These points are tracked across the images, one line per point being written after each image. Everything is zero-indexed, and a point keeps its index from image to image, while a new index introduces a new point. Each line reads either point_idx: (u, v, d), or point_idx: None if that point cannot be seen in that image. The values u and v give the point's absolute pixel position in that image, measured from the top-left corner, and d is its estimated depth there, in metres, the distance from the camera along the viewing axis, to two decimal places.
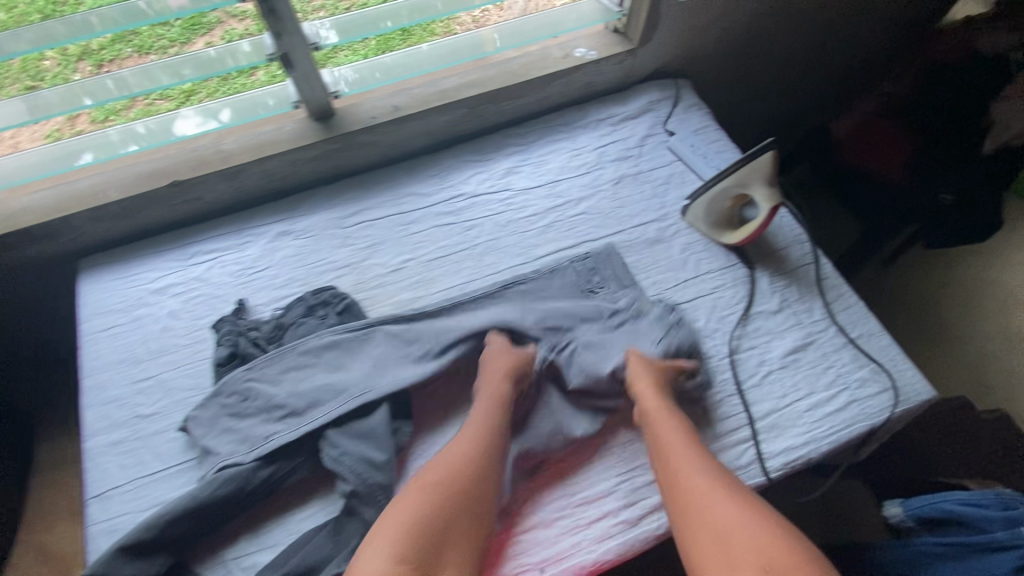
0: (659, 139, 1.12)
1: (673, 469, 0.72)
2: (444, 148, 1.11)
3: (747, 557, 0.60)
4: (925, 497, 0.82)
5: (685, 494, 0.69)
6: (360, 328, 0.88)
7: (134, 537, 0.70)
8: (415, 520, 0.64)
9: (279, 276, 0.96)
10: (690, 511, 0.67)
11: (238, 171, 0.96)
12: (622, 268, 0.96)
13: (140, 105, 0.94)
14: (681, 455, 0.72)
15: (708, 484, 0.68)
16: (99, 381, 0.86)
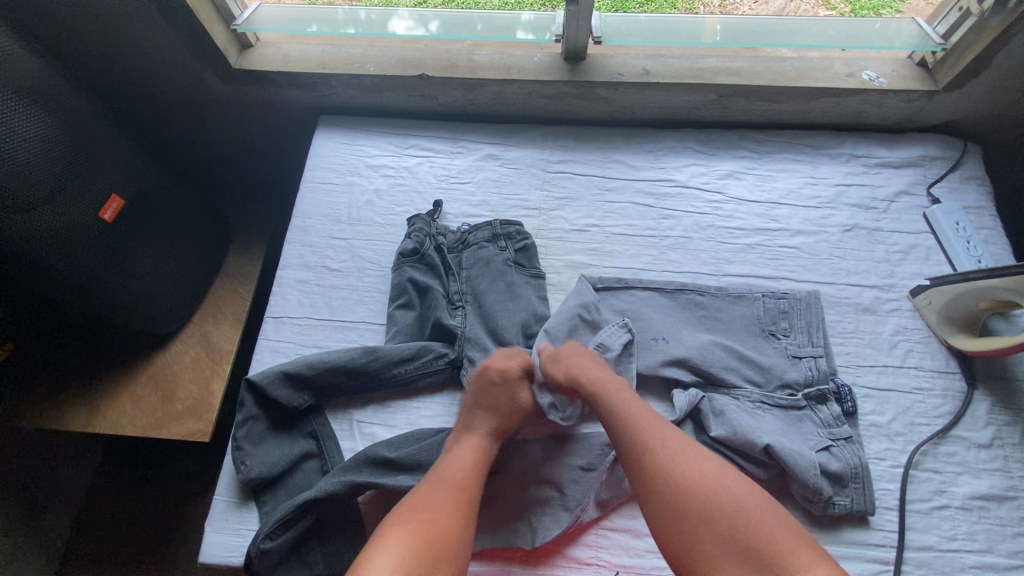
0: (916, 201, 0.96)
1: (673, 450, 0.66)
2: (673, 128, 1.05)
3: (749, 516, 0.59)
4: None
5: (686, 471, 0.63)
6: (534, 278, 0.91)
7: (300, 367, 0.80)
8: (416, 535, 0.59)
9: (474, 195, 1.00)
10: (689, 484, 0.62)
11: (479, 85, 0.99)
12: (805, 325, 0.85)
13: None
14: (671, 453, 0.65)
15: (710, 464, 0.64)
16: (304, 226, 0.96)
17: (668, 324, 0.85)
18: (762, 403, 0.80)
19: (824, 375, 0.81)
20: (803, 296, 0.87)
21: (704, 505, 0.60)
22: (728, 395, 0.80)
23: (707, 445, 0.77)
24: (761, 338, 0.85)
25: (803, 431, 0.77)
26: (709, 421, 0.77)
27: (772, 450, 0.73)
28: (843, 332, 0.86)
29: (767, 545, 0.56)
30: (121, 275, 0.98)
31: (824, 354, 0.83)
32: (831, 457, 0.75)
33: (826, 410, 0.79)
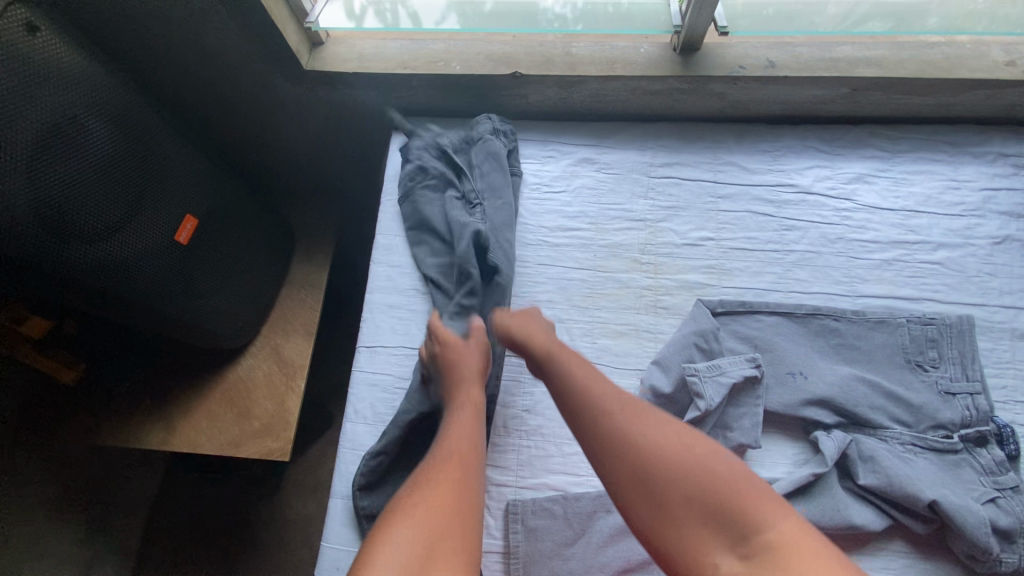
0: None
1: (621, 417, 0.60)
2: (790, 124, 0.94)
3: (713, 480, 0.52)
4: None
5: (639, 437, 0.58)
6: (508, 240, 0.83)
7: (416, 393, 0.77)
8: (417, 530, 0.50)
9: (571, 205, 0.91)
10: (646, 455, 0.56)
11: (578, 82, 0.88)
12: (957, 356, 0.77)
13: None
14: (611, 413, 0.61)
15: (674, 431, 0.59)
16: (390, 243, 0.89)
17: (800, 356, 0.78)
18: (913, 445, 0.72)
19: (982, 414, 0.73)
20: (952, 323, 0.78)
21: (661, 464, 0.55)
22: (875, 438, 0.72)
23: (854, 494, 0.70)
24: (905, 371, 0.77)
25: (964, 478, 0.70)
26: (858, 469, 0.70)
27: (938, 506, 0.66)
28: (999, 363, 0.77)
29: (734, 497, 0.51)
30: (197, 297, 0.93)
31: (981, 389, 0.75)
32: (999, 510, 0.68)
33: (989, 454, 0.71)
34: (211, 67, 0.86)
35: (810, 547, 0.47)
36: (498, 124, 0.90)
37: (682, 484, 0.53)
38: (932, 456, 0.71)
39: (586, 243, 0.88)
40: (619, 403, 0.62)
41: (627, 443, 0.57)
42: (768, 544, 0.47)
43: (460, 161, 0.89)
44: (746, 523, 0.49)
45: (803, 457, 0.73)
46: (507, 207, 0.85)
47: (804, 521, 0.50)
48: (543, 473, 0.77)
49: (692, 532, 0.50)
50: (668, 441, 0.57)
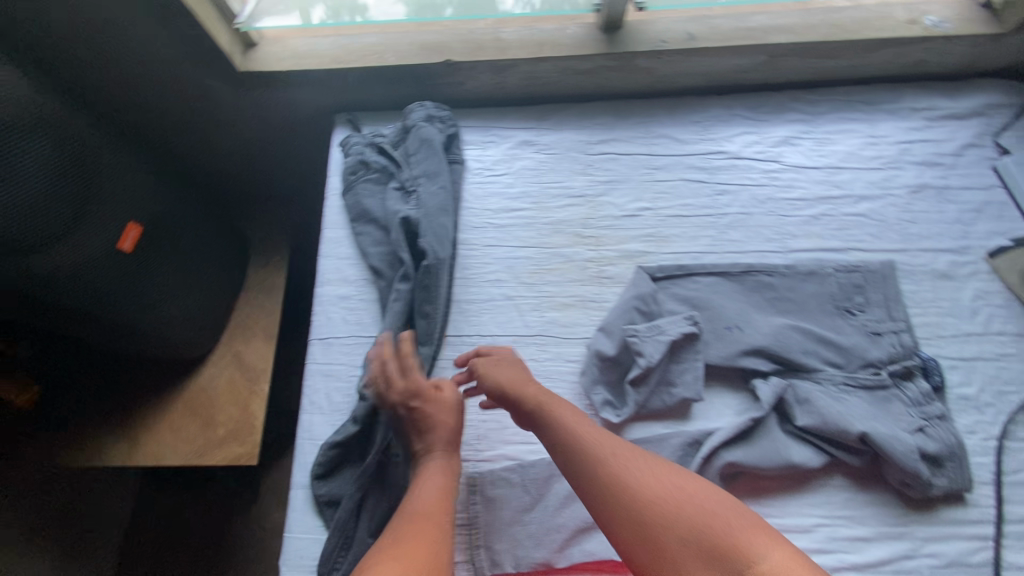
0: (985, 154, 0.91)
1: (616, 460, 0.60)
2: (718, 94, 0.98)
3: (706, 521, 0.52)
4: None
5: (632, 480, 0.58)
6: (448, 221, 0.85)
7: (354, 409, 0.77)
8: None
9: (513, 186, 0.93)
10: (640, 499, 0.56)
11: (509, 66, 0.91)
12: (881, 298, 0.81)
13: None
14: (610, 459, 0.61)
15: (669, 473, 0.58)
16: (337, 237, 0.90)
17: (737, 311, 0.81)
18: (846, 385, 0.76)
19: (906, 350, 0.78)
20: (875, 269, 0.83)
21: (654, 509, 0.55)
22: (810, 382, 0.76)
23: (793, 435, 0.74)
24: (835, 316, 0.81)
25: (894, 412, 0.74)
26: (795, 412, 0.74)
27: (869, 438, 0.70)
28: (921, 303, 0.82)
29: (725, 537, 0.50)
30: (147, 305, 0.93)
31: (905, 328, 0.79)
32: (926, 438, 0.72)
33: (914, 387, 0.76)
34: (143, 76, 0.87)
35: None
36: (434, 113, 0.92)
37: (676, 528, 0.52)
38: (863, 393, 0.75)
39: (529, 222, 0.91)
40: (612, 447, 0.62)
41: (620, 486, 0.57)
42: None
43: (398, 153, 0.90)
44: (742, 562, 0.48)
45: (745, 406, 0.77)
46: (443, 193, 0.86)
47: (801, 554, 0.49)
48: (500, 445, 0.79)
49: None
50: (659, 484, 0.57)
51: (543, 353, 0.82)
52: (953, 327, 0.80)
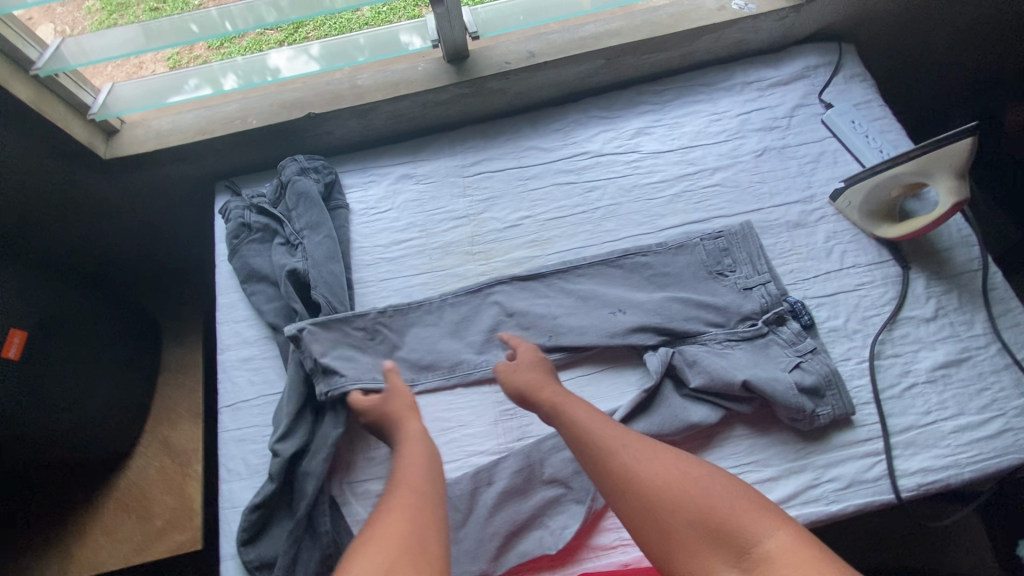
0: (812, 110, 1.01)
1: (630, 449, 0.66)
2: (573, 101, 1.05)
3: (704, 502, 0.59)
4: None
5: (645, 467, 0.64)
6: (337, 266, 0.88)
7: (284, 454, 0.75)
8: (389, 546, 0.55)
9: (398, 219, 0.96)
10: (653, 484, 0.62)
11: (370, 109, 0.96)
12: (748, 256, 0.88)
13: (250, 36, 0.95)
14: (614, 450, 0.66)
15: (676, 460, 0.64)
16: (233, 301, 0.91)
17: (622, 295, 0.87)
18: (729, 340, 0.82)
19: (776, 298, 0.85)
20: (738, 230, 0.90)
21: (657, 494, 0.61)
22: (697, 344, 0.82)
23: (690, 397, 0.79)
24: (709, 281, 0.87)
25: (773, 356, 0.80)
26: (686, 375, 0.79)
27: (751, 386, 0.76)
28: (784, 252, 0.90)
29: (727, 517, 0.57)
30: (47, 411, 0.89)
31: (771, 277, 0.87)
32: (805, 373, 0.78)
33: (788, 330, 0.82)
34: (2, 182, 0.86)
35: (801, 554, 0.52)
36: (308, 164, 0.94)
37: (687, 514, 0.58)
38: (744, 345, 0.81)
39: (419, 249, 0.94)
40: (619, 437, 0.68)
41: (631, 473, 0.63)
42: (763, 555, 0.53)
43: (278, 210, 0.93)
44: (746, 538, 0.55)
45: (641, 381, 0.81)
46: (330, 241, 0.89)
47: (800, 529, 0.56)
48: None
49: (696, 557, 0.56)
50: (666, 472, 0.62)
51: (450, 371, 0.84)
52: (813, 270, 0.88)
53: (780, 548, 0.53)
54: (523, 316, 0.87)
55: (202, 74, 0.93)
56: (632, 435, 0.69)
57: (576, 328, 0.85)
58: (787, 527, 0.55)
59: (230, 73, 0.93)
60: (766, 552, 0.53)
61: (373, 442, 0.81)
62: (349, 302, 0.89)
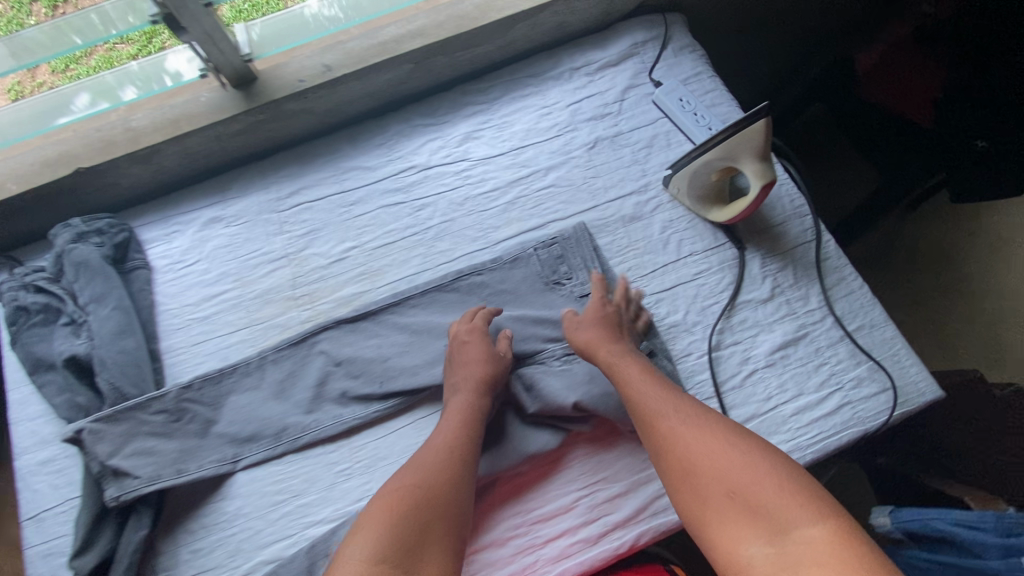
0: (643, 91, 0.96)
1: (682, 414, 0.64)
2: (394, 110, 0.97)
3: (752, 477, 0.56)
4: (918, 508, 0.73)
5: (688, 434, 0.62)
6: (130, 342, 0.78)
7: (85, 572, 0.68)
8: (394, 518, 0.59)
9: (210, 271, 0.87)
10: (699, 451, 0.60)
11: (152, 153, 0.84)
12: (585, 260, 0.85)
13: (99, 50, 0.79)
14: (665, 416, 0.65)
15: (731, 431, 0.61)
16: (25, 396, 0.80)
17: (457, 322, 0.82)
18: (568, 355, 0.79)
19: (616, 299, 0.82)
20: (569, 233, 0.86)
21: (699, 466, 0.59)
22: (535, 365, 0.79)
23: (531, 424, 0.76)
24: (547, 293, 0.84)
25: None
26: (522, 401, 0.76)
27: (585, 404, 0.74)
28: (621, 249, 0.86)
29: (770, 497, 0.54)
30: None
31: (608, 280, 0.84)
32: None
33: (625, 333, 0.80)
34: None
35: (843, 549, 0.48)
36: (88, 228, 0.83)
37: (726, 487, 0.56)
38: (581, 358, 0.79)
39: (234, 303, 0.85)
40: (672, 402, 0.66)
41: (675, 439, 0.62)
42: (798, 540, 0.50)
43: (59, 286, 0.81)
44: (785, 520, 0.52)
45: None
46: (120, 312, 0.79)
47: (854, 525, 0.50)
48: (257, 551, 0.72)
49: (730, 532, 0.54)
50: (713, 442, 0.60)
51: (275, 438, 0.77)
52: (651, 265, 0.85)
53: (822, 535, 0.49)
54: (352, 362, 0.80)
55: (93, 88, 0.82)
56: (690, 403, 0.66)
57: (408, 367, 0.80)
58: (833, 520, 0.51)
59: (128, 83, 0.83)
60: (801, 538, 0.50)
61: (198, 531, 0.73)
62: (156, 376, 0.79)
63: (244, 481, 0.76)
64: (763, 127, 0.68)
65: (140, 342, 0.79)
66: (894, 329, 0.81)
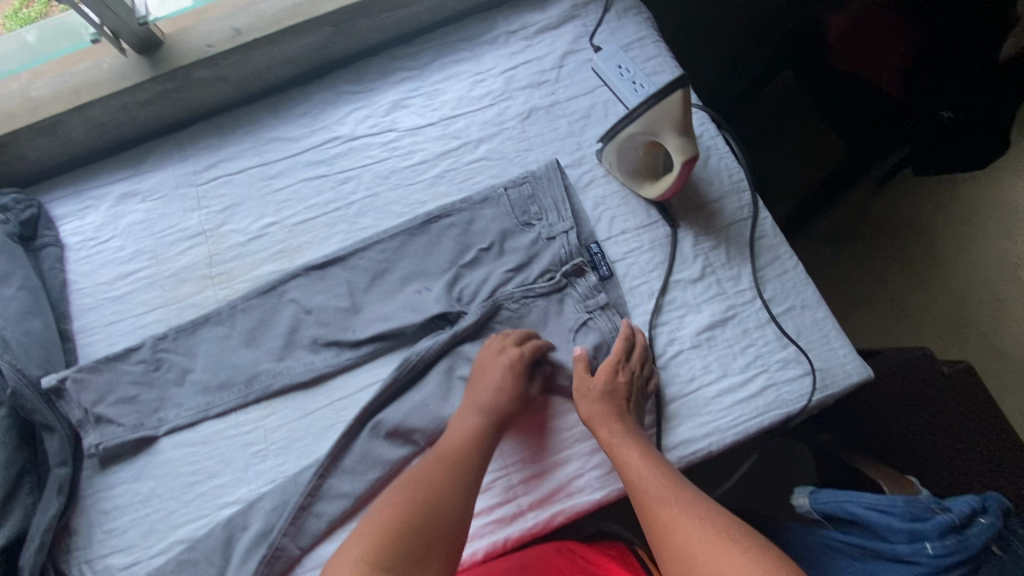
0: (583, 56, 0.91)
1: (683, 503, 0.62)
2: (319, 77, 0.92)
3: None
4: (835, 491, 0.72)
5: (685, 528, 0.60)
6: (36, 322, 0.75)
7: None
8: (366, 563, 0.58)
9: (124, 248, 0.84)
10: (696, 546, 0.58)
11: (55, 124, 0.80)
12: (527, 221, 0.83)
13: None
14: (663, 500, 0.63)
15: (732, 529, 0.59)
16: None
17: (380, 300, 0.80)
18: (524, 296, 0.79)
19: (576, 248, 0.81)
20: (514, 189, 0.84)
21: (693, 559, 0.58)
22: (480, 330, 0.79)
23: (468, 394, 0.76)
24: (485, 267, 0.81)
25: (563, 317, 0.79)
26: (464, 354, 0.78)
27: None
28: (561, 209, 0.83)
29: None
30: None
31: (558, 233, 0.82)
32: (588, 332, 0.77)
33: (585, 282, 0.79)
34: None
35: None
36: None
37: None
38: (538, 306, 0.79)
39: (148, 281, 0.82)
40: (678, 488, 0.64)
41: (671, 526, 0.61)
42: None
43: None
44: None
45: (411, 389, 0.77)
46: (25, 292, 0.76)
47: None
48: (169, 531, 0.72)
49: None
50: (711, 536, 0.59)
51: (187, 420, 0.76)
52: (588, 235, 0.82)
53: None
54: (270, 342, 0.79)
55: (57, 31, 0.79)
56: (698, 496, 0.64)
57: (329, 348, 0.78)
58: None
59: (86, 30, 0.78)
60: None
61: (111, 511, 0.73)
62: (67, 357, 0.77)
63: (159, 461, 0.75)
64: (681, 97, 0.66)
65: (47, 323, 0.77)
66: (825, 310, 0.79)
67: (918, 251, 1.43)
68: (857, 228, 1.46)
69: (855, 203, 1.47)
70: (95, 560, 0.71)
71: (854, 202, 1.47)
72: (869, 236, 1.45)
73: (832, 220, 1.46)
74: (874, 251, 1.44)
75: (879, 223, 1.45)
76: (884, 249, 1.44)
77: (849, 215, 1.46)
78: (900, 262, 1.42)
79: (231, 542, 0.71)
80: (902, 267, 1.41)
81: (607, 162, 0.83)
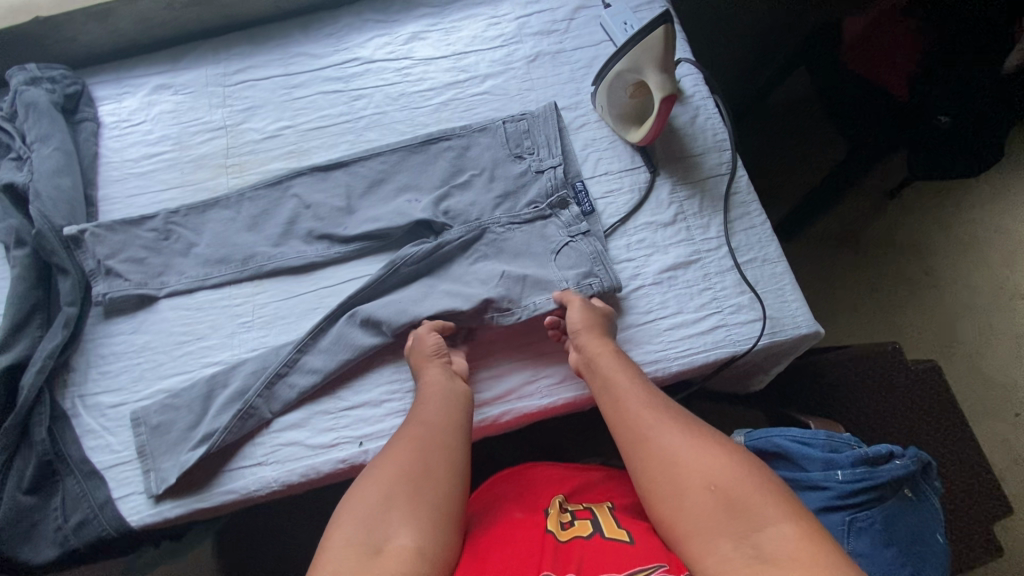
0: (593, 12, 0.97)
1: (651, 413, 0.63)
2: (349, 5, 1.00)
3: (721, 476, 0.54)
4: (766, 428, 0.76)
5: (660, 435, 0.60)
6: (67, 180, 0.84)
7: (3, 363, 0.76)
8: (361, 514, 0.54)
9: (152, 132, 0.92)
10: (672, 451, 0.58)
11: (107, 11, 0.89)
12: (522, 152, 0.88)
13: None
14: (635, 412, 0.63)
15: (699, 431, 0.60)
16: None
17: (374, 205, 0.87)
18: (511, 224, 0.84)
19: (561, 182, 0.85)
20: (514, 122, 0.90)
21: (673, 459, 0.57)
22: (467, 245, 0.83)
23: (446, 299, 0.81)
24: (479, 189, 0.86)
25: (546, 240, 0.83)
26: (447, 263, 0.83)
27: (507, 272, 0.79)
28: (552, 145, 0.88)
29: (739, 492, 0.52)
30: None
31: (553, 165, 0.87)
32: (568, 255, 0.82)
33: (567, 213, 0.84)
34: None
35: (806, 550, 0.46)
36: (41, 74, 0.89)
37: (699, 481, 0.54)
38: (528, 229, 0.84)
39: (170, 163, 0.90)
40: (643, 400, 0.65)
41: (646, 435, 0.60)
42: (764, 538, 0.48)
43: (12, 122, 0.88)
44: (752, 514, 0.50)
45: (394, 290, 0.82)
46: (60, 153, 0.85)
47: (807, 519, 0.49)
48: (156, 381, 0.80)
49: (704, 529, 0.52)
50: (682, 438, 0.59)
51: (186, 287, 0.83)
52: (574, 173, 0.88)
53: (788, 529, 0.48)
54: (269, 229, 0.86)
55: None
56: (662, 401, 0.64)
57: (322, 240, 0.85)
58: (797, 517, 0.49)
59: None
60: (765, 536, 0.48)
61: (108, 356, 0.81)
62: (89, 218, 0.86)
63: (156, 318, 0.82)
64: (663, 34, 0.76)
65: (76, 183, 0.85)
66: (785, 266, 0.83)
67: (917, 269, 1.38)
68: (854, 234, 1.41)
69: (856, 207, 1.42)
70: (89, 395, 0.79)
71: (855, 206, 1.43)
72: (864, 245, 1.41)
73: (831, 223, 1.43)
74: (869, 260, 1.40)
75: (875, 234, 1.41)
76: (878, 260, 1.40)
77: (847, 218, 1.42)
78: (893, 274, 1.38)
79: (211, 395, 0.78)
80: (894, 278, 1.38)
81: (606, 109, 0.88)
